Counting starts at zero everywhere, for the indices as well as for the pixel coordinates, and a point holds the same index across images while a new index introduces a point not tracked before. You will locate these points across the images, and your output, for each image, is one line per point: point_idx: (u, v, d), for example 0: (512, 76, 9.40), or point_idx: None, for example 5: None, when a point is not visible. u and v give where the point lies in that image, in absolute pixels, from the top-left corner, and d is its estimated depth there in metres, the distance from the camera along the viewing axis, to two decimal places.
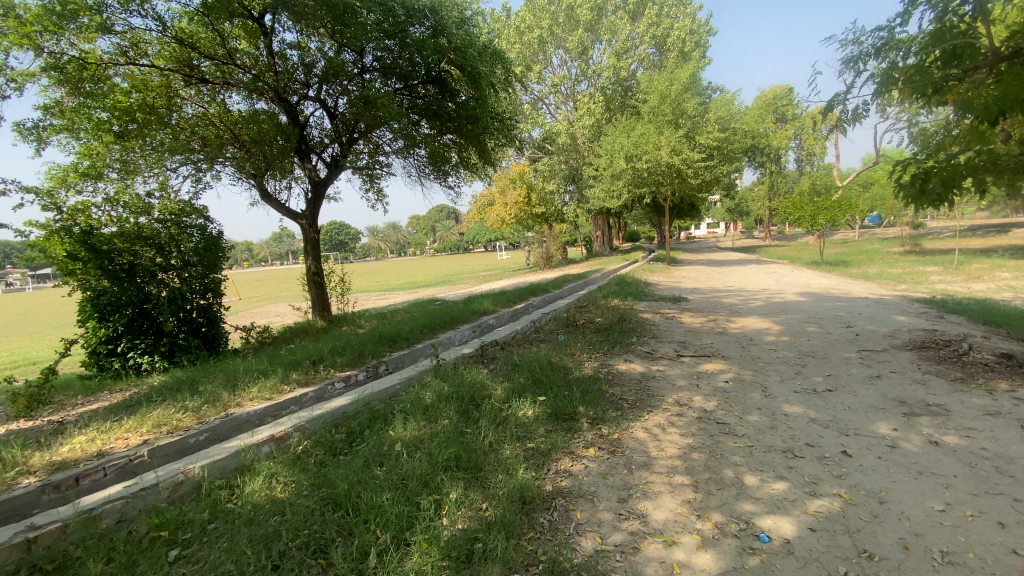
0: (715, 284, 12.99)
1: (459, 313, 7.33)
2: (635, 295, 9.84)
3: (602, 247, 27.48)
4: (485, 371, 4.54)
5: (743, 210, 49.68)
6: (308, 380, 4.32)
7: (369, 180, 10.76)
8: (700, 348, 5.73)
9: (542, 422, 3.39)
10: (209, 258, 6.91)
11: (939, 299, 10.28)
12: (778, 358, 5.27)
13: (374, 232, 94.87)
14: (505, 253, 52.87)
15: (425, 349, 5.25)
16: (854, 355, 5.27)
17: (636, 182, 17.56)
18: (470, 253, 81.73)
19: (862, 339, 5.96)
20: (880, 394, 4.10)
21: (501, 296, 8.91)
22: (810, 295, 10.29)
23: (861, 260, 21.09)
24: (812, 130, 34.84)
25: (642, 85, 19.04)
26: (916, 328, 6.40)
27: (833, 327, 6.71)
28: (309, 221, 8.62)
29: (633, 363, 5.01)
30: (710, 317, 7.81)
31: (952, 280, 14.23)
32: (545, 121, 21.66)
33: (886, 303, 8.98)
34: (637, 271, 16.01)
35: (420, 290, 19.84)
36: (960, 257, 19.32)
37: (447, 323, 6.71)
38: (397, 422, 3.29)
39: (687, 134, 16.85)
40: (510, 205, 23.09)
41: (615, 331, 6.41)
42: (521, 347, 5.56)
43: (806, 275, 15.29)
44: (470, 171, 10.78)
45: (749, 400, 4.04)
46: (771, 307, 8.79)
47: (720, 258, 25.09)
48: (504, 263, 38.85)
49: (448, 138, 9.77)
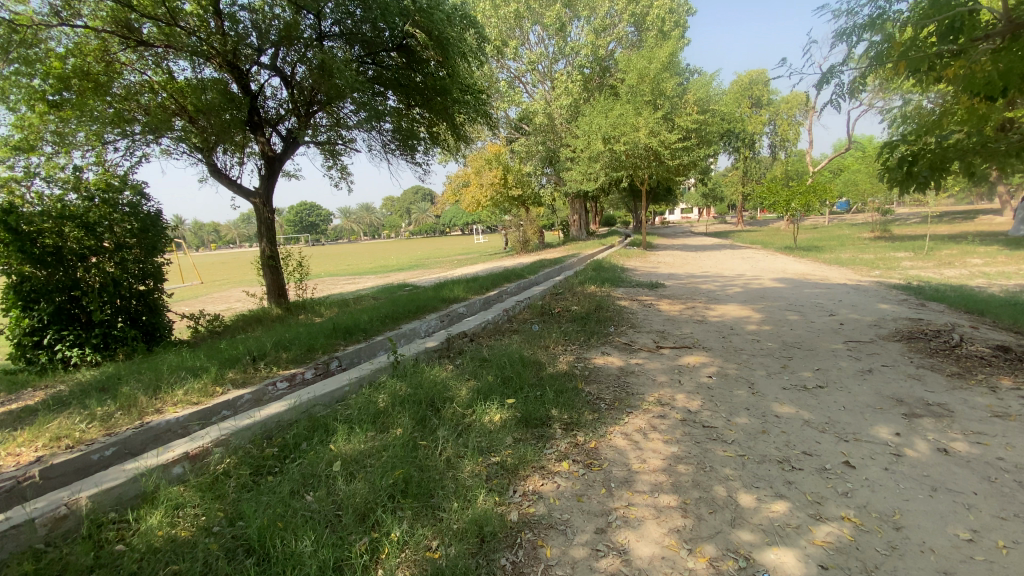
0: (692, 269, 12.76)
1: (426, 300, 6.85)
2: (612, 281, 9.50)
3: (579, 231, 27.15)
4: (448, 368, 4.09)
5: (717, 194, 49.99)
6: (245, 381, 3.80)
7: (330, 155, 10.15)
8: (680, 338, 5.39)
9: (510, 430, 2.97)
10: (146, 239, 6.24)
11: (915, 285, 10.23)
12: (763, 350, 4.97)
13: (347, 214, 92.73)
14: (481, 237, 52.18)
15: (384, 342, 4.78)
16: (841, 346, 5.01)
17: (614, 165, 17.17)
18: (445, 236, 80.60)
19: (848, 328, 5.71)
20: (875, 391, 3.81)
21: (473, 282, 8.45)
22: (788, 281, 10.10)
23: (834, 245, 21.25)
24: (787, 116, 34.95)
25: (621, 64, 18.55)
26: (900, 316, 6.20)
27: (816, 315, 6.47)
28: (263, 200, 7.96)
29: (611, 355, 4.63)
30: (689, 305, 7.50)
31: (923, 266, 14.33)
32: (522, 100, 20.99)
33: (865, 289, 8.82)
34: (613, 256, 15.68)
35: (390, 274, 19.20)
36: (930, 243, 19.59)
37: (411, 310, 6.21)
38: (340, 434, 2.82)
39: (666, 115, 16.51)
40: (485, 186, 22.20)
41: (591, 320, 6.02)
42: (491, 338, 5.12)
43: (782, 260, 15.23)
44: (441, 149, 10.24)
45: (736, 398, 3.69)
46: (751, 294, 8.54)
47: (696, 243, 24.98)
48: (479, 247, 38.26)
49: (417, 112, 9.21)
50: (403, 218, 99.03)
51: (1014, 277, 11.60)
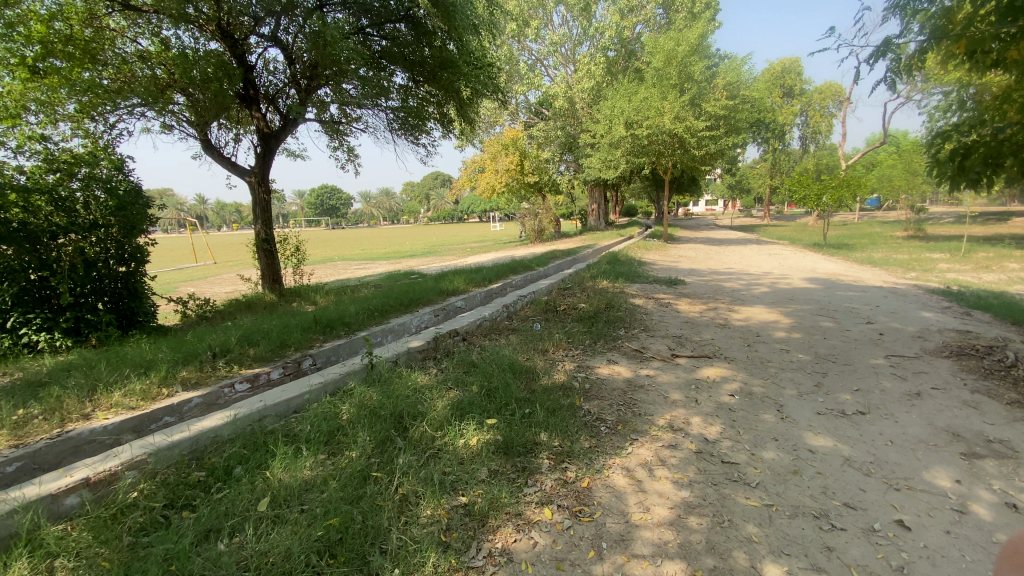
0: (714, 265, 12.07)
1: (425, 291, 6.39)
2: (627, 276, 8.92)
3: (598, 221, 26.45)
4: (431, 374, 3.60)
5: (744, 187, 48.51)
6: (199, 383, 3.37)
7: (336, 135, 9.75)
8: (698, 345, 4.81)
9: (485, 459, 2.47)
10: (125, 217, 5.90)
11: (957, 290, 9.42)
12: (792, 363, 4.37)
13: (368, 198, 93.10)
14: (499, 225, 51.62)
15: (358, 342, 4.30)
16: (882, 362, 4.38)
17: (634, 152, 16.47)
18: (464, 223, 80.18)
19: (888, 340, 5.06)
20: (926, 421, 3.21)
21: (477, 273, 7.94)
22: (818, 281, 9.39)
23: (864, 244, 20.22)
24: (819, 107, 33.50)
25: (646, 45, 17.75)
26: (947, 327, 5.52)
27: (850, 323, 5.82)
28: (258, 178, 7.54)
29: (618, 364, 4.10)
30: (709, 305, 6.89)
31: (963, 269, 13.39)
32: (542, 83, 20.31)
33: (903, 294, 8.09)
34: (631, 248, 15.04)
35: (401, 261, 18.88)
36: (969, 244, 18.47)
37: (404, 302, 5.75)
38: (280, 459, 2.37)
39: (692, 100, 15.72)
40: (500, 172, 21.59)
41: (600, 321, 5.48)
42: (486, 339, 4.62)
43: (810, 258, 14.43)
44: (450, 130, 9.74)
45: (762, 425, 3.14)
46: (777, 295, 7.89)
47: (718, 237, 24.08)
48: (496, 234, 37.74)
49: (423, 90, 8.71)
50: (422, 203, 98.86)
51: None
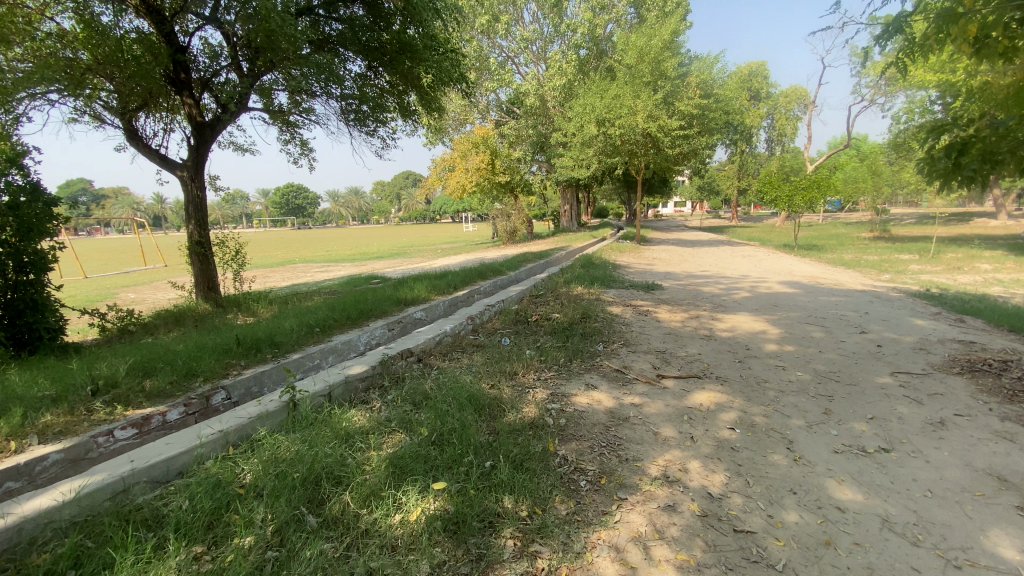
0: (690, 268, 11.68)
1: (380, 300, 5.68)
2: (602, 280, 8.37)
3: (570, 222, 26.05)
4: (370, 413, 2.93)
5: (713, 188, 49.10)
6: (65, 433, 2.59)
7: (286, 127, 8.91)
8: (685, 362, 4.26)
9: (426, 548, 1.82)
10: (23, 220, 4.79)
11: (935, 294, 9.24)
12: (793, 384, 3.84)
13: (336, 198, 90.95)
14: (471, 226, 50.70)
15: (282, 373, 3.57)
16: (891, 381, 3.91)
17: (607, 151, 16.08)
18: (434, 223, 78.90)
19: (889, 353, 4.62)
20: (962, 463, 2.72)
21: (441, 278, 7.25)
22: (797, 284, 9.07)
23: (833, 245, 20.36)
24: (785, 110, 34.03)
25: (619, 43, 17.37)
26: (945, 337, 5.13)
27: (843, 332, 5.41)
28: (191, 173, 6.68)
29: (598, 389, 3.50)
30: (691, 313, 6.39)
31: (934, 271, 13.41)
32: (513, 80, 19.74)
33: (887, 298, 7.78)
34: (604, 250, 14.61)
35: (366, 263, 17.96)
36: (935, 245, 18.75)
37: (353, 313, 5.01)
38: (134, 560, 1.68)
39: (665, 99, 15.38)
40: (470, 171, 20.83)
41: (576, 334, 4.88)
42: (445, 360, 3.96)
43: (785, 260, 14.23)
44: (412, 122, 9.05)
45: (775, 471, 2.58)
46: (759, 300, 7.48)
47: (691, 239, 23.94)
48: (467, 236, 36.99)
49: (382, 79, 8.00)
50: (392, 203, 97.04)
51: None
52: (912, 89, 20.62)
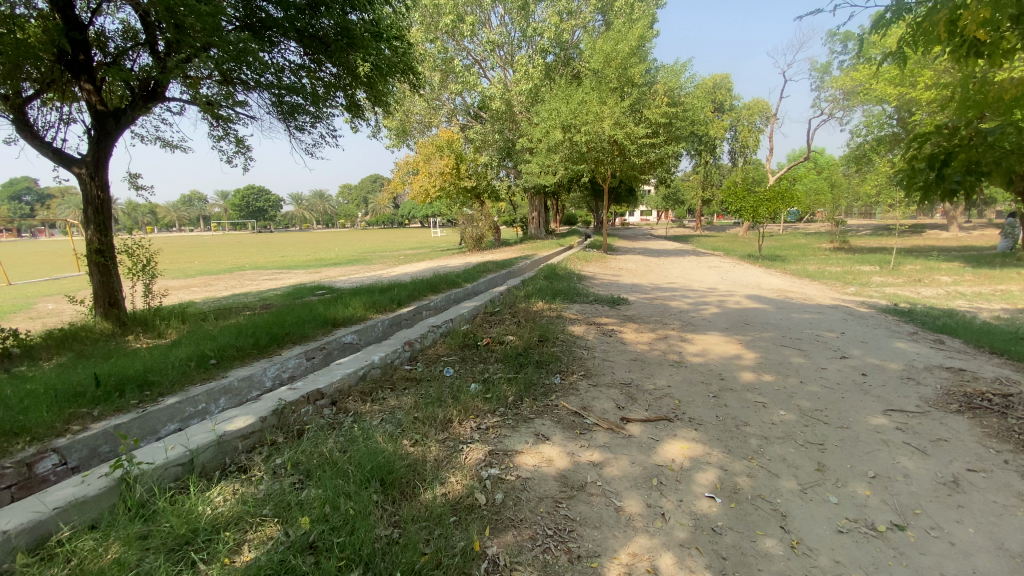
0: (657, 279, 11.25)
1: (307, 320, 4.90)
2: (565, 294, 7.78)
3: (538, 230, 25.59)
4: (240, 493, 2.22)
5: (679, 198, 49.77)
6: None
7: (217, 120, 8.03)
8: (654, 400, 3.64)
9: None
10: None
11: (904, 308, 9.04)
12: (777, 428, 3.28)
13: (300, 201, 88.45)
14: (438, 232, 49.76)
15: (142, 428, 2.80)
16: (887, 423, 3.39)
17: (574, 157, 15.66)
18: (402, 228, 77.51)
19: (877, 385, 4.14)
20: (994, 546, 2.19)
21: (385, 292, 6.49)
22: (767, 299, 8.72)
23: (797, 256, 20.53)
24: (748, 122, 34.69)
25: (587, 48, 17.05)
26: (932, 363, 4.72)
27: (823, 357, 4.94)
28: (92, 171, 5.75)
29: (549, 441, 2.84)
30: (659, 333, 5.82)
31: (897, 283, 13.42)
32: (479, 83, 19.17)
33: (859, 315, 7.45)
34: (571, 259, 14.13)
35: (321, 270, 16.94)
36: (895, 256, 19.07)
37: (267, 338, 4.21)
38: None
39: (633, 105, 15.05)
40: (434, 175, 20.10)
41: (530, 362, 4.22)
42: (367, 403, 3.26)
43: (752, 272, 14.03)
44: (358, 119, 8.33)
45: (769, 569, 1.98)
46: (730, 317, 7.02)
47: (658, 248, 23.81)
48: (433, 242, 36.04)
49: (327, 71, 7.28)
50: (359, 207, 95.02)
51: (996, 301, 10.71)
52: (869, 104, 21.07)
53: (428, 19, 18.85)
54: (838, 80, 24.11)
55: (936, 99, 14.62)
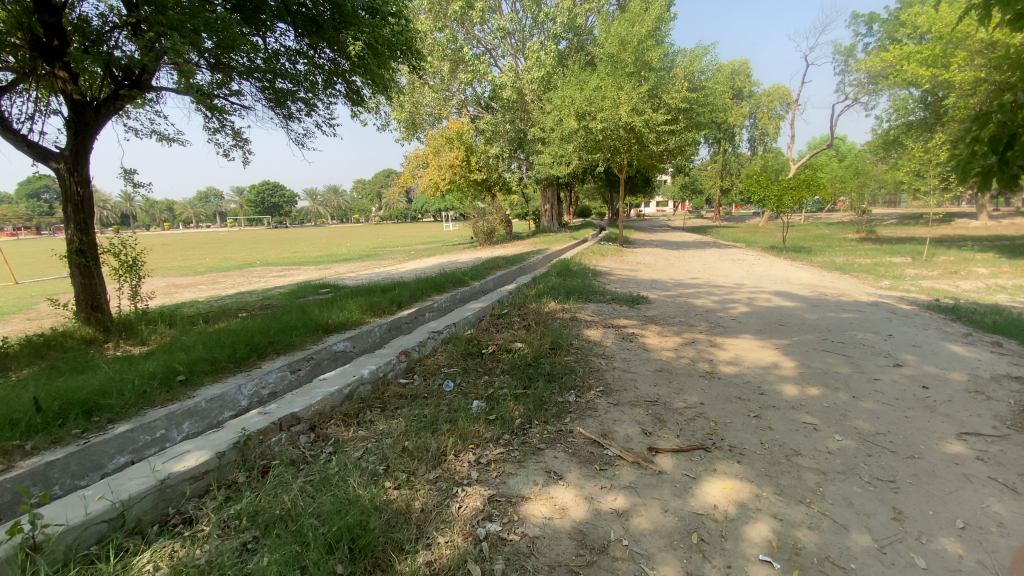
0: (677, 274, 10.66)
1: (297, 324, 4.47)
2: (580, 292, 7.27)
3: (551, 223, 25.00)
4: (173, 560, 1.77)
5: (695, 189, 48.72)
6: None
7: (211, 110, 7.64)
8: (684, 423, 3.13)
9: None
10: None
11: (947, 304, 8.34)
12: (835, 459, 2.74)
13: (314, 196, 88.84)
14: (452, 227, 49.33)
15: (78, 465, 2.36)
16: (964, 452, 2.83)
17: (588, 147, 15.08)
18: (415, 223, 77.30)
19: (943, 401, 3.57)
20: None
21: (387, 292, 6.05)
22: (797, 295, 8.11)
23: (821, 247, 19.67)
24: (767, 109, 33.64)
25: (601, 33, 16.38)
26: (1000, 372, 4.12)
27: (873, 365, 4.37)
28: (69, 164, 5.36)
29: (562, 482, 2.35)
30: (684, 337, 5.28)
31: (932, 276, 12.64)
32: (489, 71, 18.58)
33: (903, 313, 6.80)
34: (585, 253, 13.61)
35: (330, 267, 16.62)
36: (927, 246, 18.12)
37: (247, 347, 3.77)
38: None
39: (650, 90, 14.36)
40: (443, 167, 19.64)
41: (541, 375, 3.72)
42: (350, 429, 2.80)
43: (777, 265, 13.35)
44: (359, 107, 7.85)
45: None
46: (760, 317, 6.45)
47: (676, 240, 23.08)
48: (445, 236, 35.58)
49: (324, 56, 6.83)
50: (373, 202, 95.12)
51: None
52: (898, 87, 20.10)
53: (437, 6, 18.34)
54: (863, 63, 23.04)
55: (971, 80, 13.74)
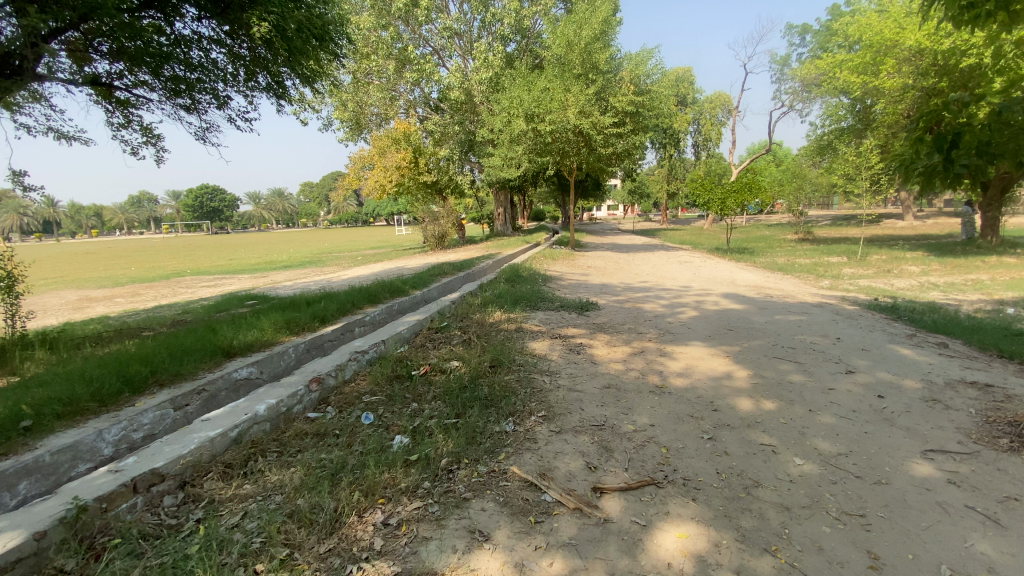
0: (628, 278, 10.51)
1: (192, 348, 3.83)
2: (528, 299, 6.90)
3: (504, 227, 24.68)
4: None
5: (644, 192, 49.75)
6: None
7: (114, 103, 6.81)
8: (634, 450, 2.78)
9: None
10: None
11: (886, 304, 8.53)
12: (799, 490, 2.45)
13: (258, 200, 85.12)
14: (404, 231, 48.12)
15: None
16: (933, 475, 2.61)
17: (537, 149, 14.84)
18: (365, 227, 75.26)
19: (900, 412, 3.40)
20: None
21: (313, 305, 5.45)
22: (745, 298, 8.07)
23: (763, 248, 20.30)
24: (710, 115, 34.74)
25: (549, 34, 16.19)
26: (952, 378, 4.03)
27: (826, 373, 4.20)
28: None
29: (488, 545, 1.92)
30: (635, 347, 4.99)
31: (868, 275, 13.12)
32: (436, 71, 18.03)
33: (847, 314, 6.82)
34: (536, 258, 13.31)
35: (267, 275, 15.58)
36: (861, 246, 18.97)
37: (122, 379, 3.14)
38: None
39: (599, 92, 14.27)
40: (390, 169, 18.94)
41: (475, 399, 3.29)
42: (231, 486, 2.27)
43: (724, 267, 13.50)
44: (286, 101, 7.21)
45: None
46: (711, 321, 6.28)
47: (627, 243, 23.23)
48: (396, 240, 34.59)
49: (241, 47, 6.19)
50: (321, 206, 92.04)
51: (971, 292, 10.39)
52: (830, 95, 21.06)
53: (379, 3, 17.64)
54: (799, 71, 24.00)
55: (899, 88, 14.32)
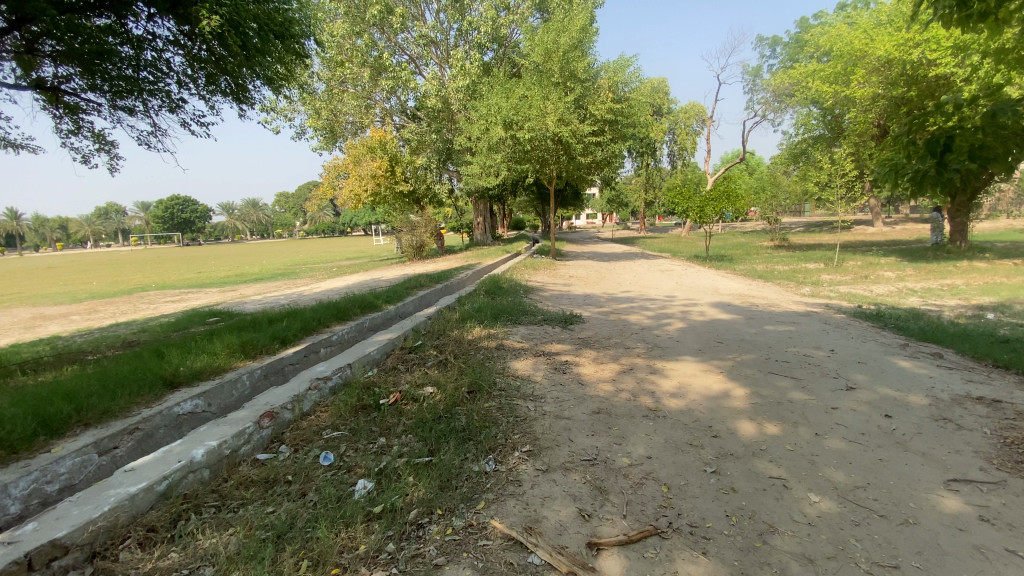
0: (610, 288, 10.28)
1: (130, 378, 3.37)
2: (509, 312, 6.57)
3: (483, 236, 24.36)
4: None
5: (622, 201, 50.07)
6: None
7: (61, 107, 6.29)
8: (632, 490, 2.46)
9: None
10: None
11: (869, 311, 8.43)
12: (822, 536, 2.15)
13: (231, 211, 83.22)
14: (382, 242, 47.38)
15: None
16: (963, 510, 2.34)
17: (516, 157, 14.58)
18: (343, 238, 74.13)
19: (912, 433, 3.15)
20: None
21: (276, 324, 5.02)
22: (731, 307, 7.87)
23: (741, 255, 20.40)
24: (685, 125, 35.10)
25: (526, 43, 16.02)
26: (956, 393, 3.81)
27: (827, 389, 3.95)
28: None
29: None
30: (623, 363, 4.68)
31: (846, 281, 13.14)
32: (412, 79, 17.65)
33: (836, 323, 6.64)
34: (517, 268, 13.01)
35: (238, 288, 14.95)
36: (837, 252, 19.16)
37: (40, 418, 2.70)
38: None
39: (577, 100, 14.10)
40: (365, 178, 18.48)
41: (451, 432, 2.93)
42: (152, 555, 1.87)
43: (705, 275, 13.39)
44: (249, 106, 6.78)
45: None
46: (700, 333, 6.03)
47: (607, 251, 23.12)
48: (374, 251, 33.94)
49: (198, 47, 5.76)
50: (297, 217, 90.48)
51: (949, 298, 10.41)
52: (803, 105, 21.38)
53: (354, 9, 17.21)
54: (771, 81, 24.37)
55: (869, 97, 14.49)
